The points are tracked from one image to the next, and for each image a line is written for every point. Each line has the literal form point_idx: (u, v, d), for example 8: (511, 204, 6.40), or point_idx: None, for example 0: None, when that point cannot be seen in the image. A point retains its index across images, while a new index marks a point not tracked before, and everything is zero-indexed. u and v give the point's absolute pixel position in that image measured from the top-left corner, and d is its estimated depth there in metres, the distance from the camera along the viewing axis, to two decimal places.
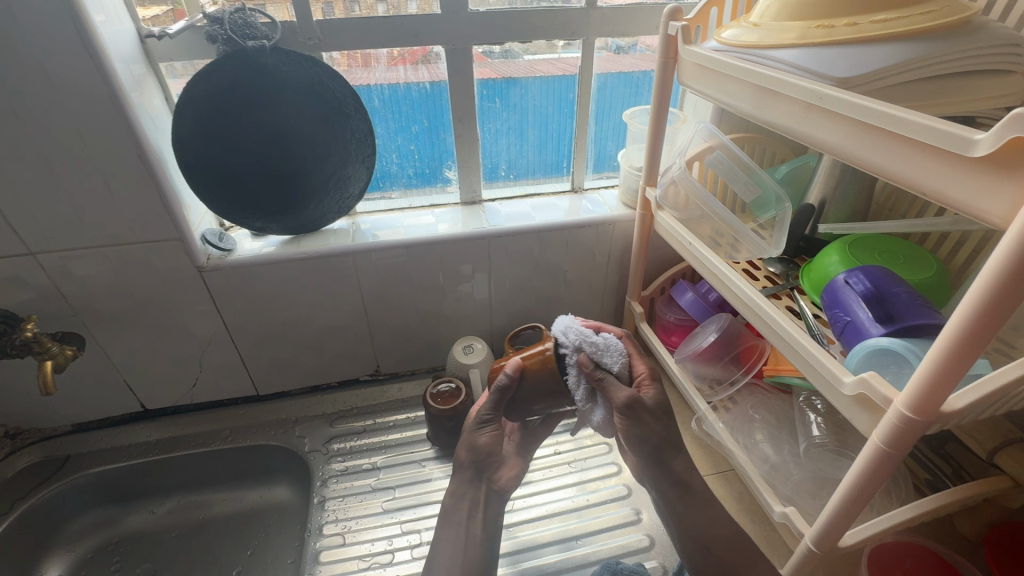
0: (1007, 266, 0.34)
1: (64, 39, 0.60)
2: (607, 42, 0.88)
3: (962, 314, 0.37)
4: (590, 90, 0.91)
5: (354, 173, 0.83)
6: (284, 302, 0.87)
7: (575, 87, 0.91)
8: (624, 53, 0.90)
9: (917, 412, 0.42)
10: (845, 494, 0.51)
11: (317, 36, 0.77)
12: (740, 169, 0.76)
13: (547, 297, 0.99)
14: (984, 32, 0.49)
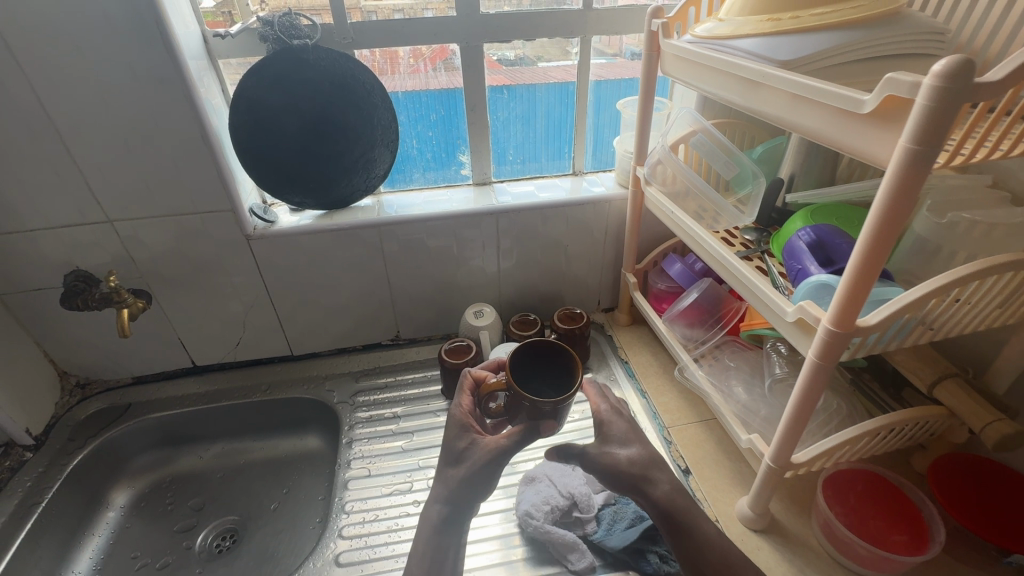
0: (886, 201, 0.44)
1: (149, 38, 0.73)
2: (624, 47, 1.01)
3: (863, 242, 0.47)
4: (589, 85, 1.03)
5: (379, 156, 0.95)
6: (317, 269, 0.99)
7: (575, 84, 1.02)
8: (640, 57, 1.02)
9: (838, 326, 0.52)
10: (793, 409, 0.61)
11: (350, 36, 0.89)
12: (721, 150, 0.87)
13: (549, 270, 1.10)
14: (903, 23, 0.60)
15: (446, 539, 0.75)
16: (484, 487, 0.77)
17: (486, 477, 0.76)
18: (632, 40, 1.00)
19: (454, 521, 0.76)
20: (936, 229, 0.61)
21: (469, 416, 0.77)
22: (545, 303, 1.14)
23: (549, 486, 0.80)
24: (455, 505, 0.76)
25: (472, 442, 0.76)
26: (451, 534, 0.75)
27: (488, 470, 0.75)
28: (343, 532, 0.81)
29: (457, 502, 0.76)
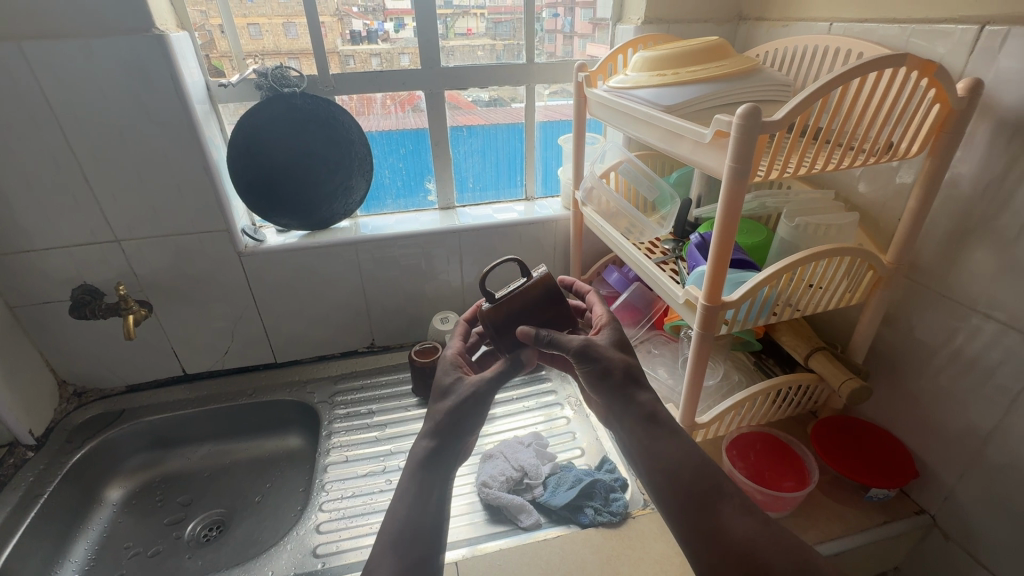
0: (724, 205, 0.61)
1: (163, 87, 0.88)
2: None
3: (716, 236, 0.64)
4: (535, 126, 1.22)
5: (356, 184, 1.11)
6: (301, 282, 1.12)
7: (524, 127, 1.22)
8: None
9: (710, 301, 0.68)
10: (690, 375, 0.76)
11: (332, 84, 1.06)
12: (645, 176, 1.05)
13: (507, 281, 1.25)
14: (755, 78, 0.79)
15: (430, 478, 0.63)
16: (473, 421, 0.66)
17: (474, 411, 0.66)
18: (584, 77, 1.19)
19: (441, 464, 0.64)
20: (795, 232, 0.78)
21: (457, 356, 0.72)
22: None
23: (504, 461, 0.92)
24: (443, 441, 0.65)
25: (459, 377, 0.68)
26: (439, 469, 0.64)
27: (476, 407, 0.66)
28: (324, 507, 0.92)
29: (447, 438, 0.65)
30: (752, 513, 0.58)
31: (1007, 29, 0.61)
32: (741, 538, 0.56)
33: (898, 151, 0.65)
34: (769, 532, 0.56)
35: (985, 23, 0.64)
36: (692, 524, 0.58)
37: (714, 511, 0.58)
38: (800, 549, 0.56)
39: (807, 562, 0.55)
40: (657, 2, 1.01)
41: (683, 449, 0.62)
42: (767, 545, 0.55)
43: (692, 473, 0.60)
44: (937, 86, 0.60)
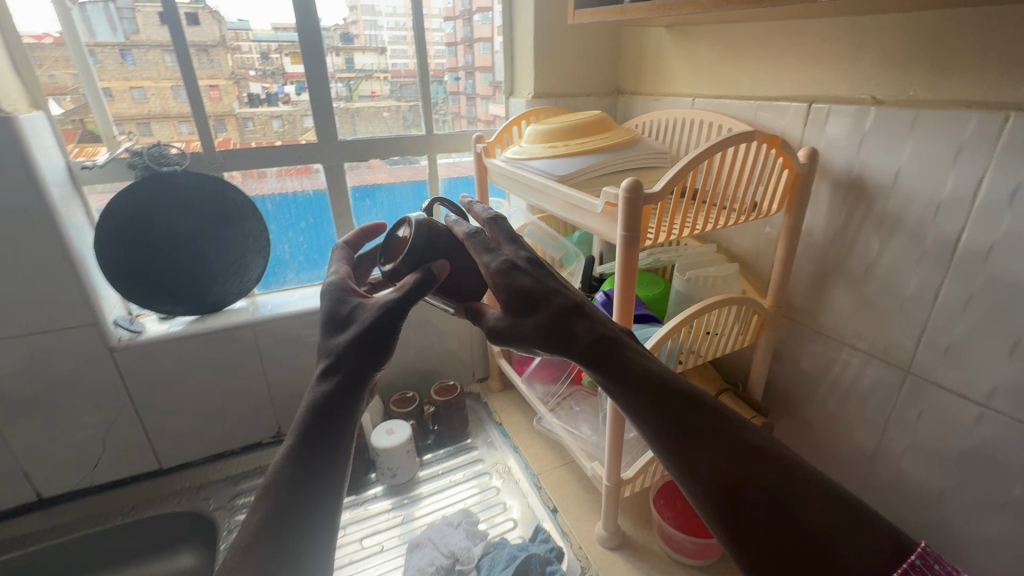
0: (621, 270, 0.64)
1: (10, 171, 0.78)
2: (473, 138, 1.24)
3: (617, 298, 0.67)
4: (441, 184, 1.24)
5: (251, 262, 1.04)
6: (189, 374, 1.00)
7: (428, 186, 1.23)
8: None
9: None
10: (610, 433, 0.78)
11: (219, 160, 1.00)
12: (549, 236, 1.10)
13: (424, 349, 1.21)
14: (636, 148, 0.87)
15: (321, 439, 0.44)
16: (382, 354, 0.47)
17: (382, 341, 0.47)
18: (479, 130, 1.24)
19: (340, 415, 0.45)
20: (687, 284, 0.84)
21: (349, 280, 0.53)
22: (424, 380, 1.24)
23: (432, 549, 0.86)
24: (343, 381, 0.46)
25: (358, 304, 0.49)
26: (337, 425, 0.45)
27: (385, 332, 0.46)
28: None
29: (349, 377, 0.46)
30: (731, 440, 0.41)
31: (827, 106, 0.73)
32: (717, 478, 0.40)
33: (762, 210, 0.74)
34: (755, 467, 0.40)
35: (811, 102, 0.76)
36: (711, 472, 0.40)
37: (689, 453, 0.40)
38: (796, 476, 0.40)
39: (806, 495, 0.39)
40: (545, 78, 1.10)
41: (642, 374, 0.43)
42: (752, 479, 0.40)
43: (661, 407, 0.42)
44: (783, 154, 0.69)
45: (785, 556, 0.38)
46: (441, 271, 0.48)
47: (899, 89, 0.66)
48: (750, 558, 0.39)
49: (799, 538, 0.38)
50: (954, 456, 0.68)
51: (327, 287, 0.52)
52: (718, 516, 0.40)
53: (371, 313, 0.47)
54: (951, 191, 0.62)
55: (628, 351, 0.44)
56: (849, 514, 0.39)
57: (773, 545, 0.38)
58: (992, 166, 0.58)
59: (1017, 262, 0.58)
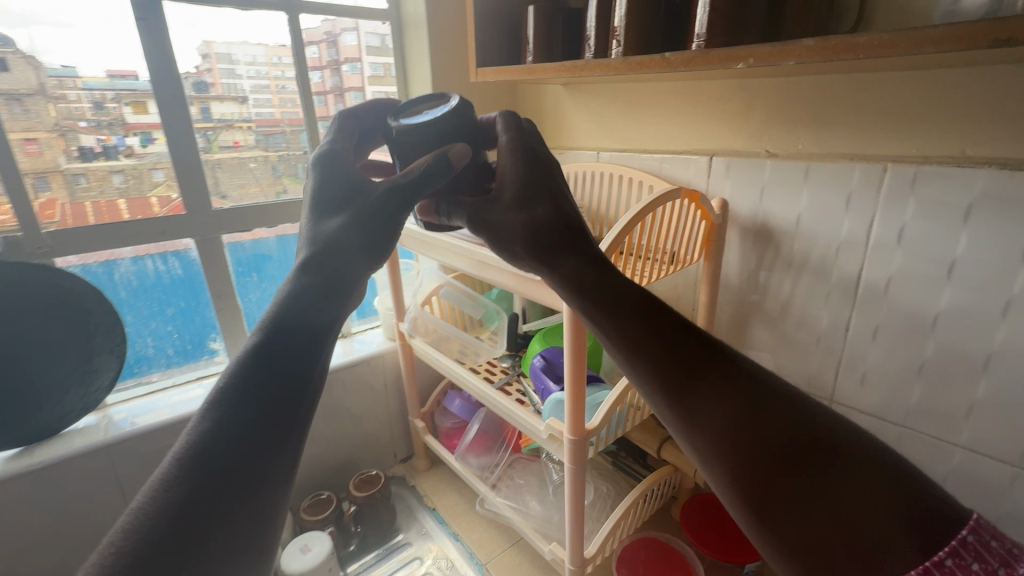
0: (573, 340, 0.60)
1: None
2: None
3: (569, 370, 0.63)
4: None
5: (101, 365, 0.81)
6: (10, 529, 0.75)
7: None
8: None
9: (576, 434, 0.65)
10: (571, 514, 0.71)
11: (47, 244, 0.79)
12: (467, 296, 1.03)
13: (336, 437, 1.05)
14: None
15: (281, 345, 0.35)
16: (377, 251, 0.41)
17: (378, 234, 0.40)
18: None
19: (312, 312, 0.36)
20: None
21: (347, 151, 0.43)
22: (338, 473, 1.07)
23: None
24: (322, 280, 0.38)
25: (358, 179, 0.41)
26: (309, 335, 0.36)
27: (383, 225, 0.40)
28: None
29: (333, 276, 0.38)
30: (739, 386, 0.33)
31: (727, 160, 0.78)
32: (715, 426, 0.32)
33: (687, 259, 0.76)
34: (766, 420, 0.32)
35: (711, 155, 0.80)
36: (733, 414, 0.32)
37: (680, 397, 0.34)
38: (823, 432, 0.31)
39: (839, 454, 0.30)
40: None
41: (632, 309, 0.36)
42: (760, 432, 0.31)
43: (648, 345, 0.35)
44: (702, 207, 0.72)
45: (800, 527, 0.29)
46: (461, 160, 0.41)
47: (788, 144, 0.72)
48: (758, 527, 0.31)
49: (823, 509, 0.29)
50: None
51: (316, 159, 0.42)
52: (717, 472, 0.32)
53: (375, 201, 0.40)
54: (847, 234, 0.68)
55: (619, 279, 0.38)
56: (909, 487, 0.29)
57: (784, 513, 0.30)
58: (879, 210, 0.64)
59: (913, 293, 0.64)
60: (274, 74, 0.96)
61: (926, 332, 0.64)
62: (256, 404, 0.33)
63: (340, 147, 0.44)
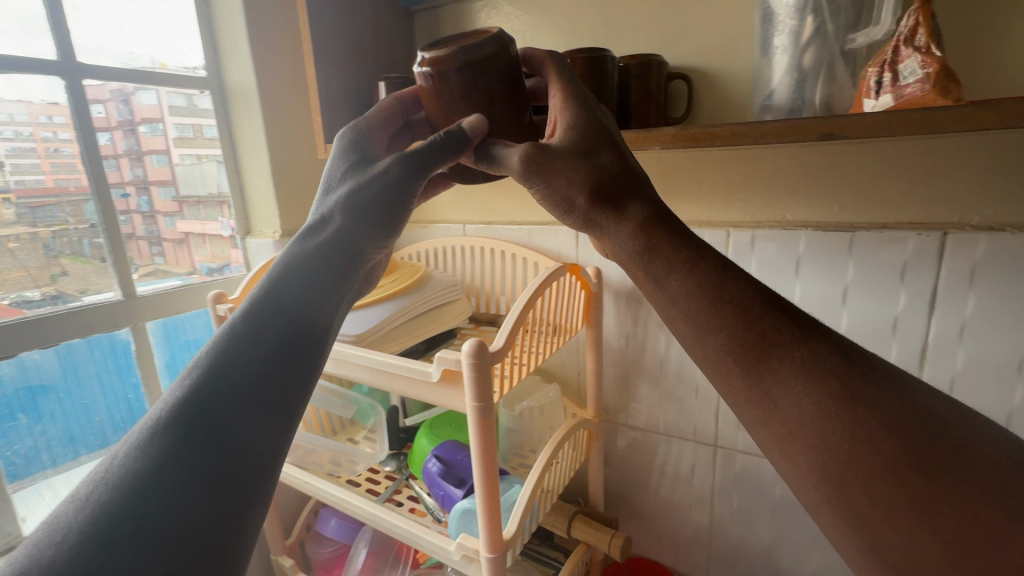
0: (479, 445, 0.53)
1: None
2: (198, 265, 0.94)
3: (478, 479, 0.55)
4: (150, 331, 0.86)
5: None
6: None
7: (131, 348, 0.84)
8: (218, 272, 0.97)
9: (494, 550, 0.58)
10: None
11: None
12: (333, 394, 0.89)
13: None
14: (429, 285, 0.80)
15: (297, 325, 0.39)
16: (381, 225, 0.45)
17: (384, 210, 0.44)
18: (203, 258, 0.94)
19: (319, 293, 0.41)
20: (518, 419, 0.79)
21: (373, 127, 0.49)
22: None
23: None
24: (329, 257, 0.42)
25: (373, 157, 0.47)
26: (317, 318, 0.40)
27: (388, 198, 0.44)
28: None
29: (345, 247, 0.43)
30: (836, 371, 0.34)
31: None
32: (804, 406, 0.34)
33: (569, 328, 0.76)
34: (868, 410, 0.32)
35: None
36: (832, 386, 0.33)
37: (761, 376, 0.35)
38: (929, 421, 0.32)
39: (948, 447, 0.31)
40: (293, 213, 0.91)
41: (713, 276, 0.37)
42: (857, 419, 0.32)
43: (729, 325, 0.36)
44: (580, 278, 0.73)
45: (885, 504, 0.31)
46: (477, 133, 0.42)
47: None
48: (834, 500, 0.33)
49: (934, 492, 0.30)
50: (771, 504, 0.77)
51: (346, 136, 0.48)
52: (801, 448, 0.34)
53: (382, 177, 0.44)
54: None
55: (697, 241, 0.39)
56: None
57: (866, 491, 0.32)
58: None
59: None
60: (41, 136, 0.73)
61: None
62: (261, 381, 0.36)
63: (367, 122, 0.49)
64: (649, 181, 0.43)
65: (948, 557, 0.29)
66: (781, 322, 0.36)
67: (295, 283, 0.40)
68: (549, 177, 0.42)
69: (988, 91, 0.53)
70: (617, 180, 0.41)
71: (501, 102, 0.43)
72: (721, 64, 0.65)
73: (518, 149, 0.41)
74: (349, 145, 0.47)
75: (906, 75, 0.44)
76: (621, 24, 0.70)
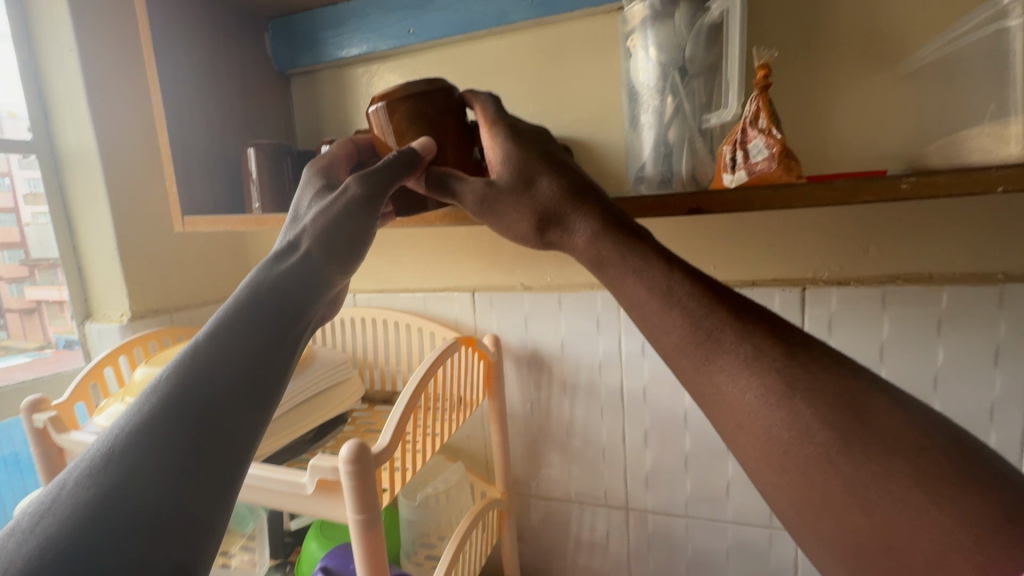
0: (364, 561, 0.46)
1: None
2: (52, 336, 0.81)
3: None
4: None
5: None
6: None
7: None
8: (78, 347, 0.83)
9: None
10: None
11: None
12: None
13: None
14: (313, 365, 0.72)
15: (269, 319, 0.35)
16: (355, 238, 0.42)
17: (354, 226, 0.42)
18: (60, 329, 0.81)
19: (291, 298, 0.37)
20: (418, 510, 0.71)
21: (328, 163, 0.48)
22: None
23: None
24: (301, 267, 0.39)
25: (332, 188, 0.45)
26: (292, 314, 0.37)
27: (359, 214, 0.42)
28: None
29: (320, 258, 0.40)
30: (776, 362, 0.35)
31: (488, 295, 0.78)
32: (749, 399, 0.35)
33: (471, 401, 0.72)
34: (806, 396, 0.33)
35: (473, 290, 0.80)
36: (774, 373, 0.34)
37: (708, 371, 0.36)
38: (862, 408, 0.32)
39: (878, 435, 0.31)
40: (146, 291, 0.79)
41: (664, 276, 0.39)
42: (793, 410, 0.33)
43: (679, 325, 0.38)
44: (478, 349, 0.70)
45: (826, 491, 0.31)
46: (428, 153, 0.44)
47: (538, 276, 0.77)
48: (784, 489, 0.34)
49: (867, 478, 0.30)
50: (685, 563, 0.76)
51: (310, 172, 0.47)
52: (750, 440, 0.35)
53: (345, 195, 0.42)
54: (604, 352, 0.74)
55: (649, 245, 0.41)
56: (959, 461, 0.29)
57: (804, 479, 0.32)
58: (623, 330, 0.72)
59: (663, 395, 0.72)
60: None
61: (681, 428, 0.72)
62: (232, 377, 0.32)
63: (330, 157, 0.48)
64: (603, 194, 0.44)
65: (884, 545, 0.29)
66: (727, 316, 0.37)
67: (266, 282, 0.37)
68: (501, 213, 0.43)
69: (821, 165, 0.59)
70: (565, 196, 0.42)
71: (452, 143, 0.46)
72: (597, 135, 0.68)
73: (470, 185, 0.43)
74: (310, 183, 0.46)
75: (754, 153, 0.48)
76: (502, 95, 0.72)
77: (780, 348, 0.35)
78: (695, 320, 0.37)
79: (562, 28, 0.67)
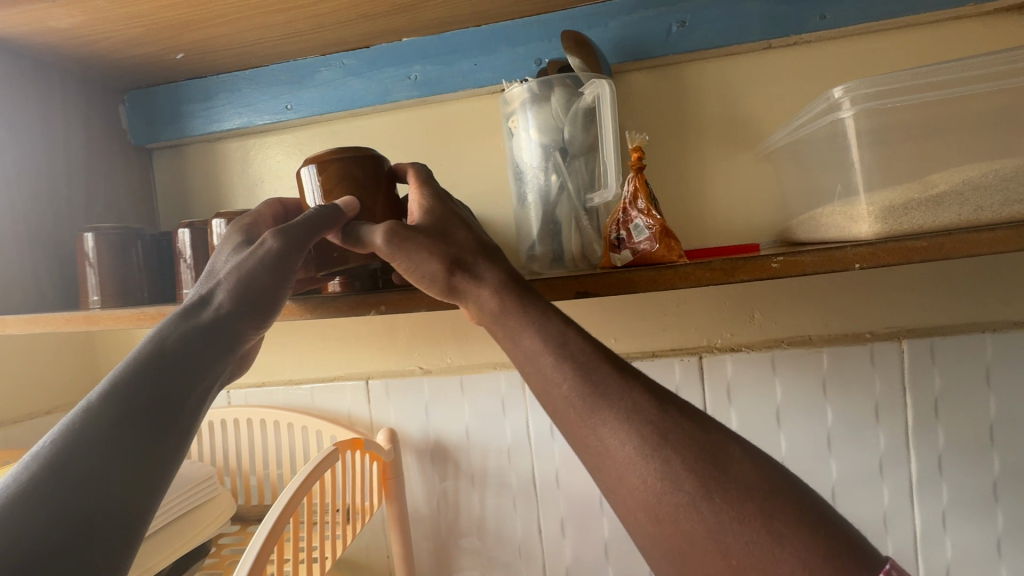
0: None
1: None
2: None
3: None
4: None
5: None
6: None
7: None
8: None
9: None
10: None
11: None
12: None
13: None
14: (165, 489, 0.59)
15: (152, 399, 0.33)
16: (269, 299, 0.40)
17: (270, 286, 0.40)
18: None
19: (185, 373, 0.35)
20: None
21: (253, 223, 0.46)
22: None
23: None
24: (201, 336, 0.37)
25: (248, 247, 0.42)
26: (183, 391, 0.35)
27: (273, 272, 0.40)
28: None
29: (224, 323, 0.38)
30: (652, 415, 0.34)
31: (383, 382, 0.71)
32: (627, 449, 0.33)
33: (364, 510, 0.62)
34: (679, 447, 0.33)
35: (367, 377, 0.72)
36: (649, 425, 0.33)
37: (591, 423, 0.34)
38: (723, 458, 0.33)
39: (739, 484, 0.31)
40: None
41: (552, 326, 0.37)
42: (668, 461, 0.32)
43: (568, 375, 0.35)
44: (370, 451, 0.62)
45: (693, 544, 0.30)
46: (350, 212, 0.42)
47: (438, 358, 0.72)
48: (653, 543, 0.32)
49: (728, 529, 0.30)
50: None
51: (236, 225, 0.45)
52: (626, 492, 0.33)
53: (260, 252, 0.40)
54: (512, 436, 0.69)
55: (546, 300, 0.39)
56: (798, 502, 0.31)
57: (676, 531, 0.31)
58: (530, 410, 0.68)
59: (576, 476, 0.68)
60: None
61: (597, 512, 0.68)
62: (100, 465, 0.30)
63: (256, 215, 0.47)
64: None
65: None
66: (610, 366, 0.36)
67: (170, 338, 0.36)
68: (409, 251, 0.40)
69: (704, 238, 0.62)
70: (477, 249, 0.41)
71: (379, 206, 0.45)
72: (490, 212, 0.66)
73: (379, 226, 0.40)
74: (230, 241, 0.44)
75: (636, 234, 0.47)
76: None
77: (659, 398, 0.35)
78: (580, 373, 0.35)
79: (448, 108, 0.66)
